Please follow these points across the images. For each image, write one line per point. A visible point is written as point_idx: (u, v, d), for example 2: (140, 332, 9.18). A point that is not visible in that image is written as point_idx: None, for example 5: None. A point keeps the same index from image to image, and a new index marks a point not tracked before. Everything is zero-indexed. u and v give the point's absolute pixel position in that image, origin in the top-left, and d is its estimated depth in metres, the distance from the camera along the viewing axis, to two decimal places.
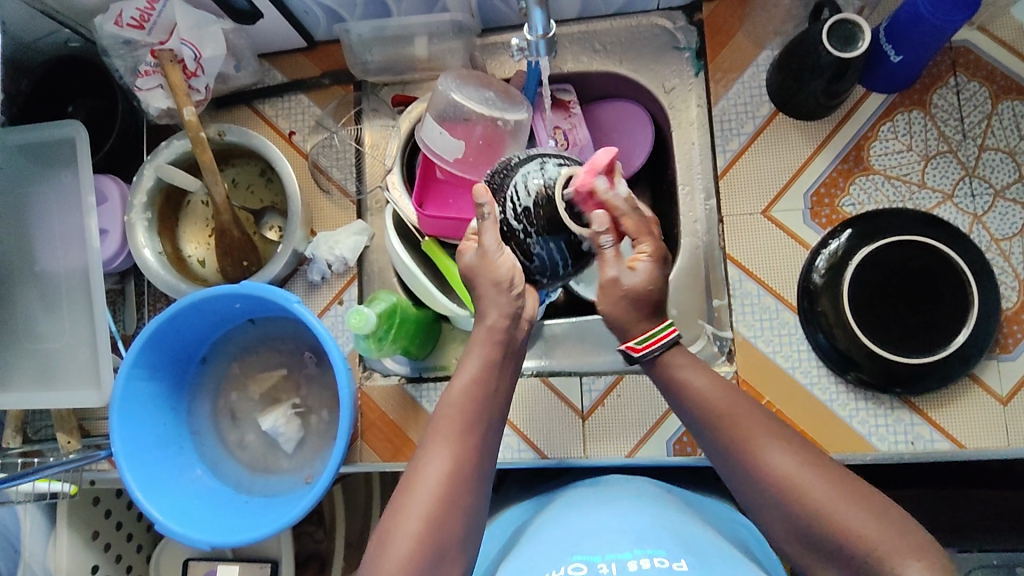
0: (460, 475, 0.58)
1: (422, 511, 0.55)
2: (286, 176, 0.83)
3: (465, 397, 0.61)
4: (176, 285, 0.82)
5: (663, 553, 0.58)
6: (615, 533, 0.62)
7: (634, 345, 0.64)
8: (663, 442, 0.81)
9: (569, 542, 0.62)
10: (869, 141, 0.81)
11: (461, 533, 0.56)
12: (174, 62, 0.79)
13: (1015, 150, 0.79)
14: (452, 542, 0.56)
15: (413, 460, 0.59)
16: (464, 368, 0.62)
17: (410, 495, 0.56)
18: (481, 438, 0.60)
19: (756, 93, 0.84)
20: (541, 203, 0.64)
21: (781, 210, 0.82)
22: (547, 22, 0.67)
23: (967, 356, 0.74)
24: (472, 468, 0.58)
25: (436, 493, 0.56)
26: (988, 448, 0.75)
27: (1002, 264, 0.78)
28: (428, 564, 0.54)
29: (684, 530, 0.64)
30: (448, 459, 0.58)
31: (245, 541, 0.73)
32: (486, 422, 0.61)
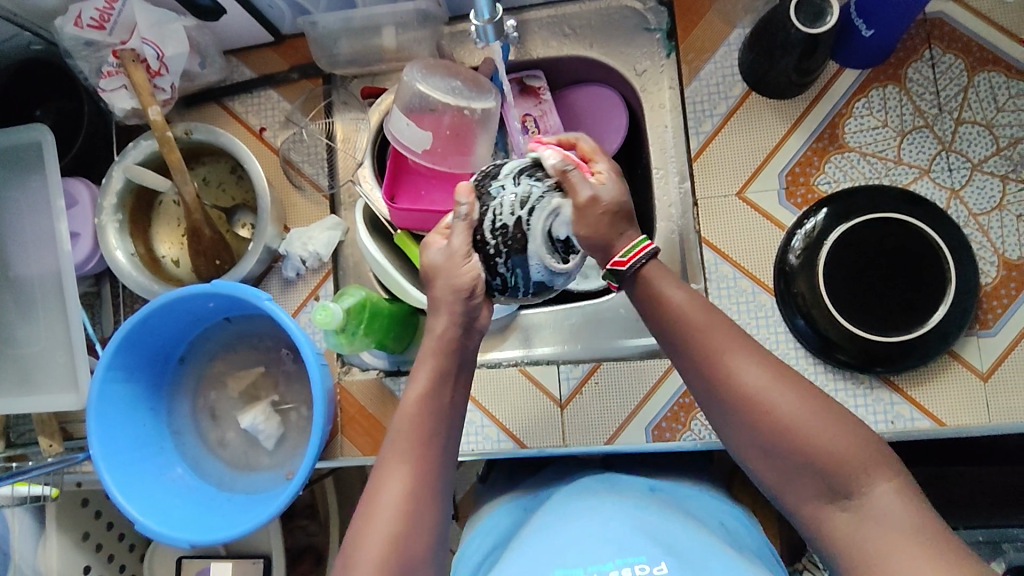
0: (423, 473, 0.58)
1: (391, 515, 0.55)
2: (255, 174, 0.82)
3: (422, 403, 0.60)
4: (149, 286, 0.81)
5: (644, 557, 0.57)
6: (595, 537, 0.61)
7: (619, 258, 0.59)
8: (643, 428, 0.81)
9: (551, 544, 0.62)
10: (844, 118, 0.80)
11: (428, 536, 0.57)
12: (136, 61, 0.78)
13: (993, 122, 0.77)
14: (420, 542, 0.56)
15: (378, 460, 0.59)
16: (415, 380, 0.61)
17: (377, 499, 0.56)
18: (434, 438, 0.60)
19: (728, 73, 0.82)
20: (522, 223, 0.59)
21: (756, 191, 0.81)
22: (493, 7, 0.67)
23: (945, 333, 0.74)
24: (426, 475, 0.58)
25: (394, 507, 0.56)
26: (968, 425, 0.75)
27: (980, 239, 0.77)
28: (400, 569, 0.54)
29: (662, 527, 0.63)
30: (403, 470, 0.58)
31: (225, 539, 0.74)
32: (432, 421, 0.60)
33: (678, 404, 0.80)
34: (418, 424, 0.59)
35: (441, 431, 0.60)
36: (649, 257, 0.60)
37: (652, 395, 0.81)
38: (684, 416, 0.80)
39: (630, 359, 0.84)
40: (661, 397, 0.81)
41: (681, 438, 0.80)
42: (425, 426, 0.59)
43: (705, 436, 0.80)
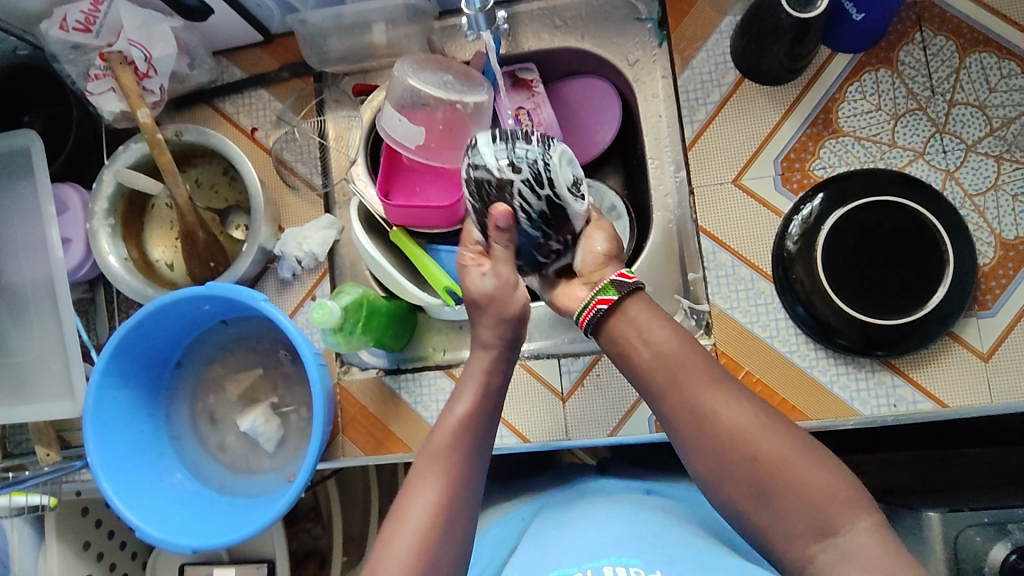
0: (456, 487, 0.59)
1: (421, 522, 0.56)
2: (247, 174, 0.81)
3: (461, 423, 0.62)
4: (142, 290, 0.80)
5: (639, 561, 0.56)
6: (589, 541, 0.60)
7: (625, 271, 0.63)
8: (645, 419, 0.80)
9: (547, 550, 0.61)
10: (837, 103, 0.80)
11: (457, 548, 0.57)
12: (124, 64, 0.77)
13: (986, 103, 0.78)
14: (447, 551, 0.57)
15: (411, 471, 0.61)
16: (458, 404, 0.64)
17: (408, 510, 0.57)
18: (468, 458, 0.61)
19: (721, 61, 0.82)
20: (552, 200, 0.63)
21: (752, 178, 0.80)
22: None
23: (945, 315, 0.74)
24: (456, 489, 0.59)
25: (424, 518, 0.57)
26: (970, 405, 0.75)
27: (976, 221, 0.77)
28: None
29: (659, 535, 0.61)
30: (436, 485, 0.59)
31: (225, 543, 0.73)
32: (470, 442, 0.62)
33: None
34: (454, 440, 0.61)
35: (474, 451, 0.62)
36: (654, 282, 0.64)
37: None
38: None
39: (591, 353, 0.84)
40: None
41: None
42: (461, 446, 0.61)
43: None
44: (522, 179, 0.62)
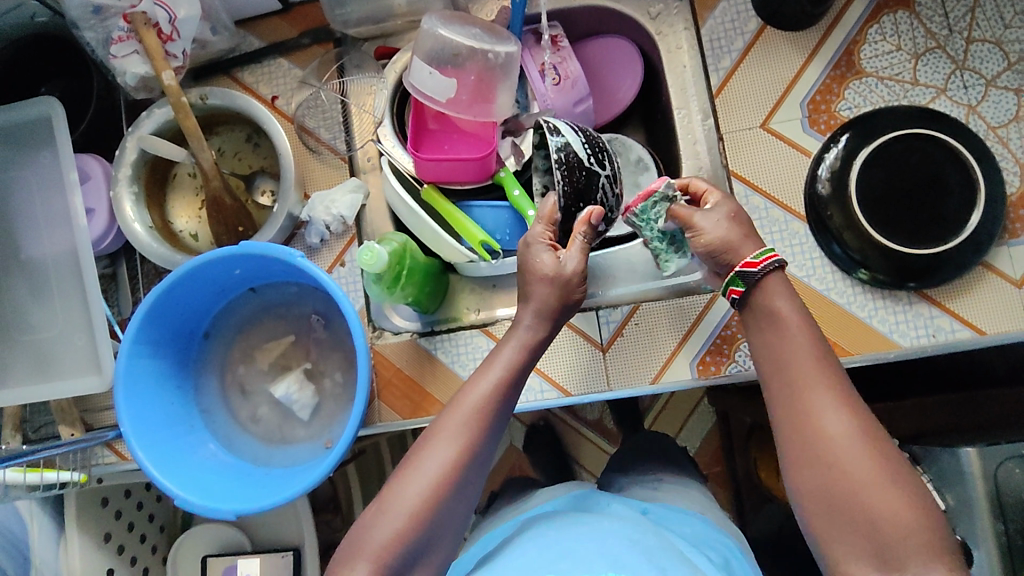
0: (465, 457, 0.59)
1: (419, 492, 0.57)
2: (275, 133, 0.80)
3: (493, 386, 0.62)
4: (171, 257, 0.78)
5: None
6: (592, 552, 0.56)
7: (749, 259, 0.62)
8: (687, 363, 0.80)
9: (545, 556, 0.57)
10: (859, 45, 0.81)
11: (454, 516, 0.58)
12: (149, 26, 0.76)
13: (1002, 39, 0.80)
14: (444, 518, 0.58)
15: (423, 435, 0.61)
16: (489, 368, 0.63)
17: (410, 477, 0.58)
18: (491, 420, 0.61)
19: (742, 9, 0.83)
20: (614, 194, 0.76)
21: (779, 122, 0.81)
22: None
23: (979, 242, 0.75)
24: (473, 446, 0.59)
25: (436, 471, 0.58)
26: (1009, 332, 0.75)
27: (1002, 151, 0.78)
28: (427, 532, 0.57)
29: (664, 560, 0.56)
30: (454, 443, 0.59)
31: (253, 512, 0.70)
32: (496, 404, 0.61)
33: (720, 337, 0.80)
34: (474, 412, 0.60)
35: (497, 414, 0.62)
36: (777, 264, 0.62)
37: (692, 332, 0.81)
38: (728, 347, 0.80)
39: (655, 300, 0.83)
40: (702, 332, 0.81)
41: (726, 370, 0.80)
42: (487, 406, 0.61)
43: (749, 368, 0.79)
44: (604, 174, 0.75)
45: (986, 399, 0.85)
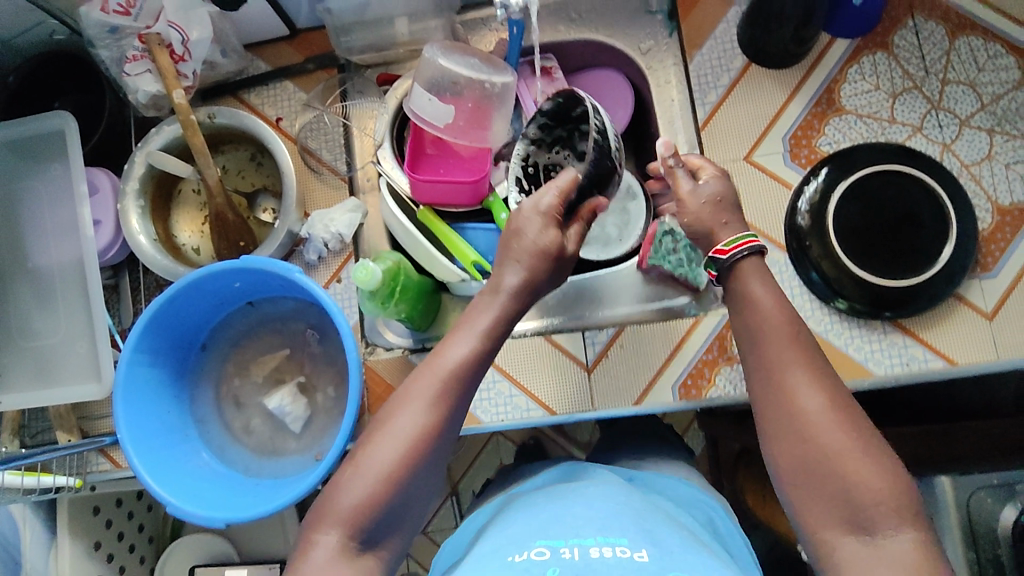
0: (433, 422, 0.59)
1: (391, 455, 0.58)
2: (279, 152, 0.83)
3: (468, 356, 0.62)
4: (174, 268, 0.81)
5: (626, 540, 0.53)
6: (582, 519, 0.56)
7: (720, 246, 0.63)
8: (669, 386, 0.83)
9: (534, 525, 0.57)
10: (839, 84, 0.85)
11: (424, 478, 0.60)
12: (162, 46, 0.79)
13: (975, 81, 0.83)
14: (416, 481, 0.59)
15: (395, 396, 0.61)
16: (459, 339, 0.63)
17: (382, 439, 0.59)
18: (463, 385, 0.61)
19: (728, 47, 0.88)
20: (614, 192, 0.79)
21: (762, 154, 0.85)
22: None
23: (952, 274, 0.77)
24: (442, 411, 0.60)
25: (406, 436, 0.58)
26: (980, 363, 0.78)
27: (974, 188, 0.82)
28: (397, 496, 0.58)
29: (655, 523, 0.58)
30: (423, 410, 0.60)
31: (238, 519, 0.72)
32: (468, 370, 0.61)
33: (702, 361, 0.83)
34: (448, 377, 0.61)
35: (469, 380, 0.62)
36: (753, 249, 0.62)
37: (676, 355, 0.83)
38: (709, 372, 0.82)
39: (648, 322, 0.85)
40: (685, 355, 0.83)
41: (707, 395, 0.82)
42: (460, 372, 0.61)
43: (730, 391, 0.82)
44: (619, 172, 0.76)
45: (963, 429, 0.87)
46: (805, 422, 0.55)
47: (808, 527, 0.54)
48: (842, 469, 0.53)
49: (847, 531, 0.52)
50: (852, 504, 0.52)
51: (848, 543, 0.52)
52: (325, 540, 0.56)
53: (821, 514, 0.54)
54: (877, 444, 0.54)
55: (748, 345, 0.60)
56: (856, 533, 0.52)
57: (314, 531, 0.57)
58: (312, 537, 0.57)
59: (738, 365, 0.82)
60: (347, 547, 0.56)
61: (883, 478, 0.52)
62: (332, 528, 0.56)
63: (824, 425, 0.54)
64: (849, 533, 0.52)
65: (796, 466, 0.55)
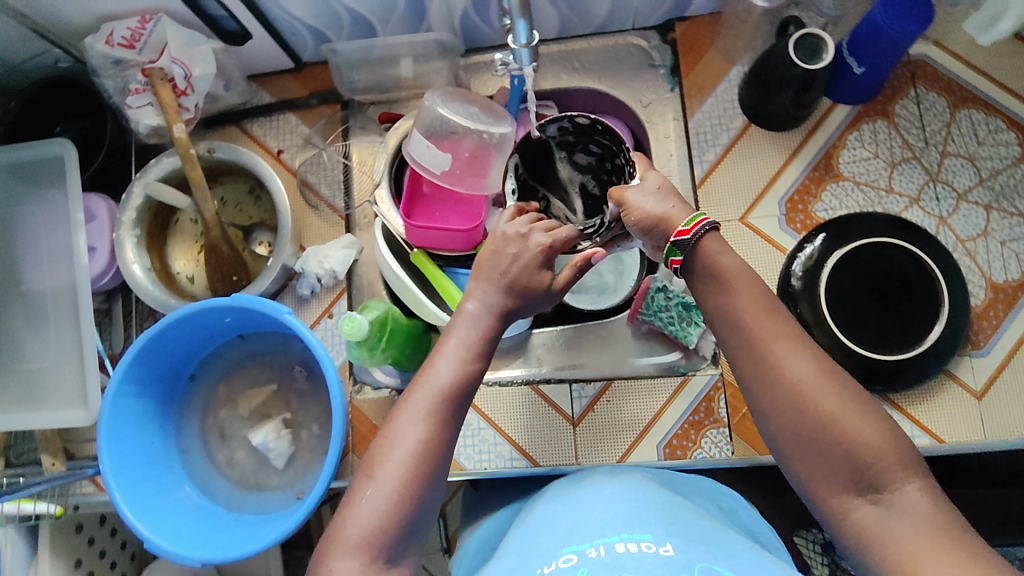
0: (433, 439, 0.58)
1: (398, 474, 0.56)
2: (276, 190, 0.84)
3: (456, 374, 0.61)
4: (165, 300, 0.82)
5: (650, 536, 0.52)
6: (601, 517, 0.56)
7: (682, 226, 0.64)
8: (654, 445, 0.82)
9: (556, 529, 0.56)
10: (838, 150, 0.85)
11: (433, 494, 0.58)
12: (165, 80, 0.80)
13: (974, 155, 0.83)
14: (426, 500, 0.57)
15: (393, 413, 0.60)
16: (443, 354, 0.63)
17: (386, 459, 0.57)
18: (455, 401, 0.61)
19: (730, 107, 0.88)
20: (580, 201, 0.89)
21: (758, 216, 0.85)
22: (530, 31, 0.63)
23: (941, 352, 0.77)
24: (439, 427, 0.59)
25: (407, 456, 0.57)
26: (967, 442, 0.78)
27: (969, 263, 0.81)
28: (410, 516, 0.56)
29: (683, 515, 0.57)
30: (420, 428, 0.59)
31: (225, 559, 0.72)
32: (459, 386, 0.61)
33: (688, 422, 0.83)
34: (443, 387, 0.60)
35: (462, 394, 0.61)
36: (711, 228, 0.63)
37: (663, 412, 0.83)
38: (695, 434, 0.82)
39: (643, 377, 0.85)
40: (672, 415, 0.83)
41: (691, 456, 0.82)
42: (452, 388, 0.61)
43: (715, 454, 0.82)
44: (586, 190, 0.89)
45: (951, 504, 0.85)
46: (806, 400, 0.56)
47: (819, 495, 0.56)
48: (845, 440, 0.54)
49: (855, 493, 0.54)
50: (858, 468, 0.54)
51: (859, 506, 0.53)
52: (344, 569, 0.54)
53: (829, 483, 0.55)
54: (870, 406, 0.55)
55: (746, 373, 0.59)
56: (865, 493, 0.53)
57: (328, 560, 0.54)
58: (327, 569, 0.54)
59: (725, 428, 0.82)
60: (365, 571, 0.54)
61: (881, 437, 0.54)
62: (348, 558, 0.54)
63: (819, 391, 0.56)
64: (858, 495, 0.54)
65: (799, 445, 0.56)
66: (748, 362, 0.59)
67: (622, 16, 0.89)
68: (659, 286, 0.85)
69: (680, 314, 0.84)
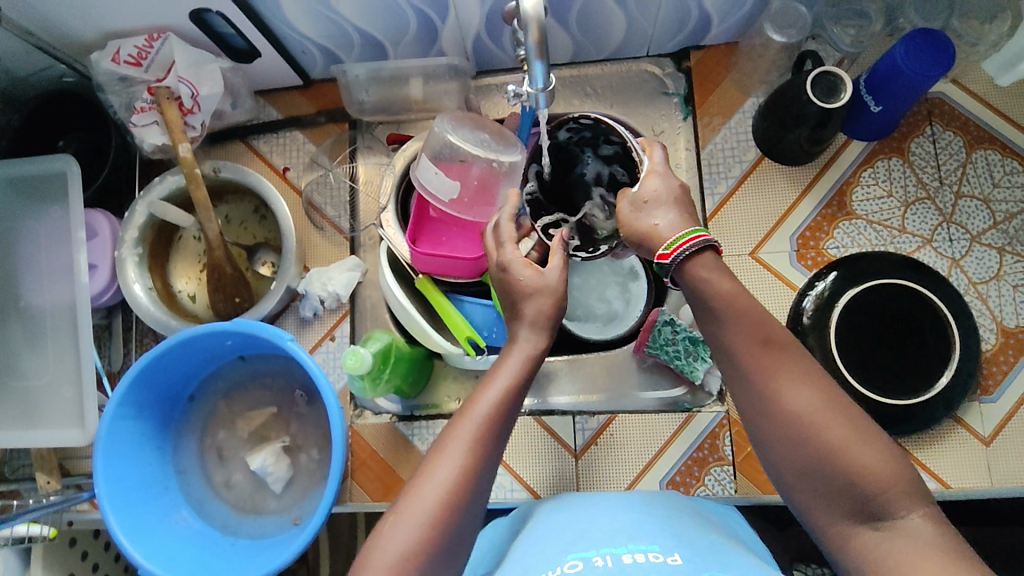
0: (478, 463, 0.55)
1: (436, 502, 0.52)
2: (281, 212, 0.83)
3: (503, 400, 0.59)
4: (166, 321, 0.81)
5: (657, 547, 0.52)
6: (607, 528, 0.55)
7: (663, 250, 0.60)
8: (657, 480, 0.82)
9: (560, 539, 0.55)
10: (852, 187, 0.84)
11: (470, 528, 0.54)
12: (171, 99, 0.78)
13: (990, 197, 0.82)
14: (464, 526, 0.53)
15: (437, 440, 0.57)
16: (493, 379, 0.60)
17: (425, 485, 0.53)
18: (501, 428, 0.58)
19: (743, 139, 0.87)
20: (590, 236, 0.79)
21: (769, 251, 0.84)
22: (547, 76, 0.59)
23: (950, 399, 0.76)
24: (485, 452, 0.56)
25: (451, 478, 0.54)
26: (974, 488, 0.77)
27: (980, 307, 0.81)
28: (448, 544, 0.52)
29: (685, 529, 0.56)
30: (465, 451, 0.55)
31: None
32: (505, 414, 0.58)
33: (691, 459, 0.82)
34: (489, 415, 0.57)
35: (508, 422, 0.58)
36: (695, 249, 0.59)
37: (667, 448, 0.82)
38: (698, 470, 0.81)
39: (648, 411, 0.85)
40: (675, 451, 0.82)
41: (694, 493, 0.81)
42: (499, 414, 0.58)
43: (718, 491, 0.81)
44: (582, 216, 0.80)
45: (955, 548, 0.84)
46: (806, 426, 0.51)
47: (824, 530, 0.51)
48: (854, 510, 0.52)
49: (861, 525, 0.49)
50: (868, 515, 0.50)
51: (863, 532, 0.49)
52: None
53: (829, 514, 0.50)
54: (873, 430, 0.51)
55: None
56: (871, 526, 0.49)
57: None
58: None
59: (729, 465, 0.81)
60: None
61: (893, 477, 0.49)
62: None
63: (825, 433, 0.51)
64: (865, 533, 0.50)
65: (796, 471, 0.52)
66: (750, 397, 0.55)
67: (636, 44, 0.88)
68: (666, 319, 0.85)
69: (687, 348, 0.84)
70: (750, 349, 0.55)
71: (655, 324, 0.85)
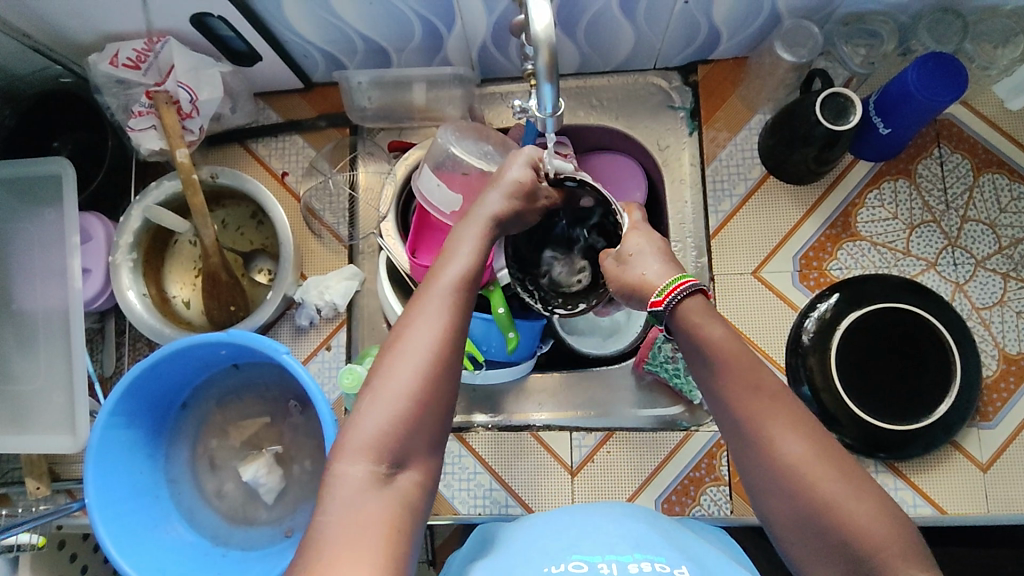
0: (447, 334, 0.56)
1: (415, 369, 0.53)
2: (279, 220, 0.81)
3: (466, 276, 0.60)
4: (160, 330, 0.80)
5: (665, 558, 0.51)
6: (610, 534, 0.55)
7: (655, 299, 0.60)
8: (653, 498, 0.81)
9: (559, 545, 0.54)
10: (857, 208, 0.83)
11: (452, 395, 0.55)
12: (169, 104, 0.77)
13: (995, 222, 0.82)
14: (441, 399, 0.54)
15: (406, 316, 0.57)
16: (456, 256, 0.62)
17: (400, 358, 0.54)
18: (466, 304, 0.59)
19: (749, 156, 0.86)
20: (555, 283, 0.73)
21: (771, 271, 0.83)
22: (556, 100, 0.58)
23: (950, 425, 0.76)
24: (453, 325, 0.57)
25: (422, 350, 0.54)
26: (969, 516, 0.77)
27: (982, 333, 0.80)
28: (425, 416, 0.53)
29: (690, 545, 0.56)
30: (435, 324, 0.56)
31: None
32: (468, 289, 0.59)
33: (688, 478, 0.81)
34: (451, 287, 0.58)
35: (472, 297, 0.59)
36: (685, 295, 0.58)
37: (663, 467, 0.82)
38: (694, 490, 0.81)
39: (645, 429, 0.84)
40: (671, 470, 0.82)
41: (690, 513, 0.80)
42: (462, 290, 0.59)
43: (713, 511, 0.80)
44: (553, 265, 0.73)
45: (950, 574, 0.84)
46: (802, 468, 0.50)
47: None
48: None
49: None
50: None
51: None
52: (354, 472, 0.50)
53: (817, 562, 0.50)
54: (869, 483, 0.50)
55: None
56: None
57: (337, 463, 0.51)
58: (336, 475, 0.50)
59: (725, 485, 0.81)
60: (381, 479, 0.50)
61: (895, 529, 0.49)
62: (359, 459, 0.50)
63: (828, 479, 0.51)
64: None
65: (785, 510, 0.51)
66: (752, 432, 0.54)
67: (644, 57, 0.87)
68: (665, 339, 0.82)
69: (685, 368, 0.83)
70: (748, 380, 0.55)
71: (654, 344, 0.83)
